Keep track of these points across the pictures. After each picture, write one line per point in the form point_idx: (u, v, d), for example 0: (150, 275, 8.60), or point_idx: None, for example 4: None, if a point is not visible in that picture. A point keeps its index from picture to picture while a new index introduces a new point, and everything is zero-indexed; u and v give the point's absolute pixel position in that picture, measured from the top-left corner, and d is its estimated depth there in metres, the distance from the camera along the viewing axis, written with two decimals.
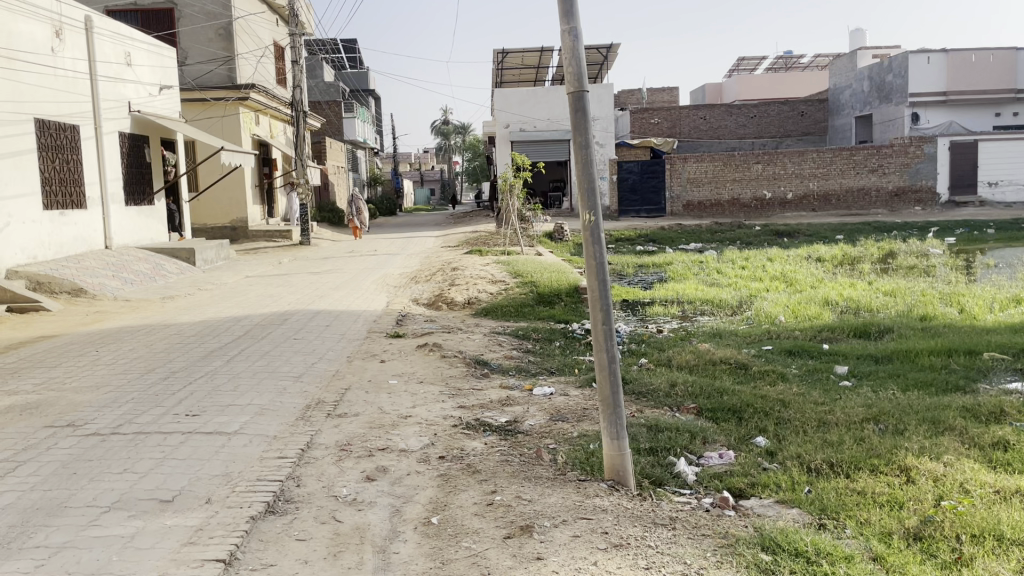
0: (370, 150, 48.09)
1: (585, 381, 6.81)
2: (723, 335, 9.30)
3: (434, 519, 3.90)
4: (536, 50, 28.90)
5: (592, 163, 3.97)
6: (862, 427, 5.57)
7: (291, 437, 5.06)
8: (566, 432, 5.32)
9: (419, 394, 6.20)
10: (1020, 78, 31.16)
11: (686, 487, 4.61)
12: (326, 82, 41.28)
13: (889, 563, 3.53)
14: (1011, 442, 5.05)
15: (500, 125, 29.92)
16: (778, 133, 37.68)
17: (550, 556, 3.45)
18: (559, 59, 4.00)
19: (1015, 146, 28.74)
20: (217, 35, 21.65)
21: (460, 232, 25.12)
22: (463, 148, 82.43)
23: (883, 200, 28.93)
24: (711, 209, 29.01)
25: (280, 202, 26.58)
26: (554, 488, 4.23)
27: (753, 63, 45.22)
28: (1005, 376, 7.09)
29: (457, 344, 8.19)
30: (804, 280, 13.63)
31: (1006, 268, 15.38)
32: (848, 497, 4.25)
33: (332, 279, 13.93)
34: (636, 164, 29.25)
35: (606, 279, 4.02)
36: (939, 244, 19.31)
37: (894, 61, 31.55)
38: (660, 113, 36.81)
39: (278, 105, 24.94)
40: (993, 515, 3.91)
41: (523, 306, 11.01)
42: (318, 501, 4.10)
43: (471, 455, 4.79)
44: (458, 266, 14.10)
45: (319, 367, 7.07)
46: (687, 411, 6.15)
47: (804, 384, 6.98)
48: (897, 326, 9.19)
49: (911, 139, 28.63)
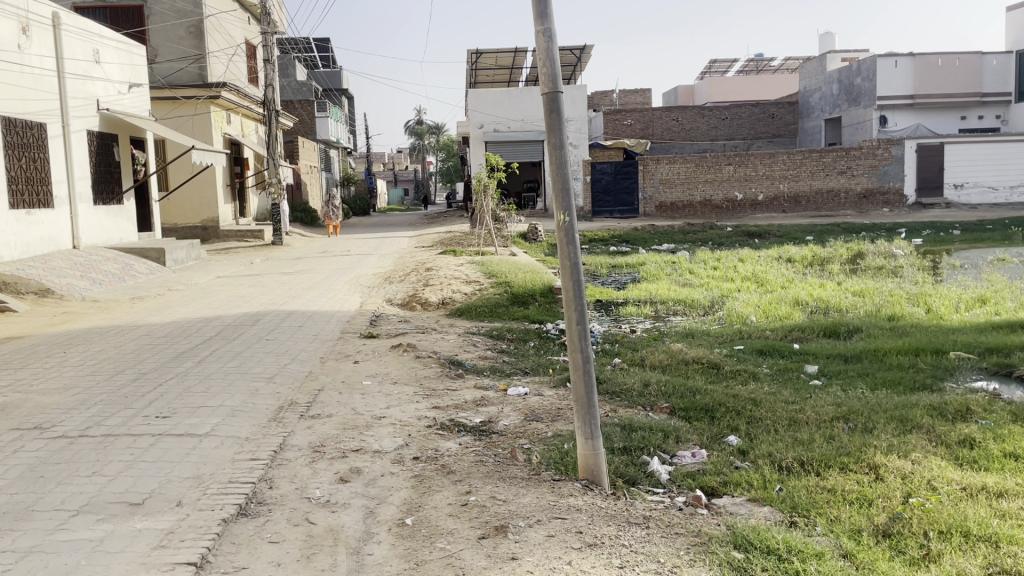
0: (342, 151, 47.69)
1: (559, 381, 6.84)
2: (695, 335, 9.37)
3: (408, 520, 3.89)
4: (510, 51, 28.91)
5: (567, 164, 3.99)
6: (831, 425, 5.65)
7: (264, 438, 5.03)
8: (540, 432, 5.35)
9: (394, 395, 6.19)
10: (985, 82, 31.69)
11: (659, 486, 4.64)
12: (298, 81, 40.86)
13: (858, 559, 3.59)
14: (977, 440, 5.16)
15: (473, 125, 29.84)
16: (749, 135, 38.03)
17: (525, 556, 3.46)
18: (534, 60, 4.02)
19: (982, 150, 29.32)
20: (188, 32, 21.47)
21: (434, 232, 25.07)
22: (438, 148, 82.13)
23: (851, 202, 29.31)
24: (683, 210, 29.22)
25: (252, 203, 26.31)
26: (529, 489, 4.24)
27: (725, 65, 45.56)
28: (969, 375, 7.23)
29: (432, 344, 8.19)
30: (775, 281, 13.78)
31: (971, 269, 15.66)
32: (818, 495, 4.32)
33: (304, 279, 13.83)
34: (609, 165, 29.38)
35: (581, 279, 4.04)
36: (904, 246, 19.51)
37: (862, 64, 32.03)
38: (633, 114, 36.99)
39: (250, 104, 24.71)
40: (960, 511, 3.99)
41: (499, 305, 11.03)
42: (291, 503, 4.08)
43: (446, 455, 4.79)
44: (433, 267, 14.07)
45: (293, 368, 7.03)
46: (661, 410, 6.20)
47: (775, 383, 7.06)
48: (865, 326, 9.31)
49: (879, 141, 29.04)
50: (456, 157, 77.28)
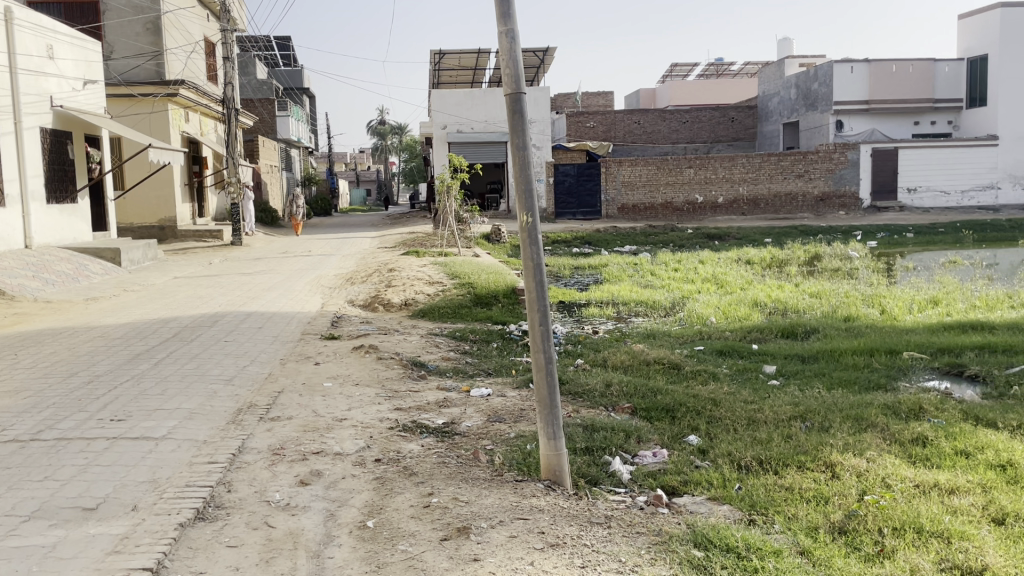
0: (303, 150, 47.22)
1: (521, 382, 6.85)
2: (657, 335, 9.47)
3: (369, 522, 3.87)
4: (473, 52, 28.87)
5: (529, 165, 4.01)
6: (789, 424, 5.75)
7: (222, 442, 4.95)
8: (503, 433, 5.36)
9: (355, 396, 6.15)
10: (938, 88, 32.27)
11: (620, 486, 4.68)
12: (258, 80, 40.34)
13: (815, 556, 3.66)
14: (930, 438, 5.28)
15: (436, 126, 29.77)
16: (710, 138, 38.48)
17: (487, 557, 3.46)
18: (497, 61, 4.03)
19: (932, 154, 30.09)
20: (146, 29, 21.15)
21: (397, 233, 24.96)
22: (401, 149, 81.78)
23: (808, 205, 29.78)
24: (645, 212, 29.47)
25: (211, 202, 25.91)
26: (491, 489, 4.24)
27: (686, 69, 46.05)
28: (923, 375, 7.39)
29: (394, 345, 8.15)
30: (735, 282, 13.95)
31: (924, 271, 16.01)
32: (776, 493, 4.39)
33: (264, 280, 13.67)
34: (572, 167, 29.52)
35: (544, 279, 4.06)
36: (859, 247, 19.93)
37: (819, 70, 32.62)
38: (596, 117, 37.19)
39: (210, 102, 24.35)
40: (914, 508, 4.08)
41: (461, 306, 11.02)
42: (250, 507, 4.03)
43: (408, 457, 4.78)
44: (395, 268, 14.01)
45: (253, 369, 6.94)
46: (622, 410, 6.26)
47: (734, 382, 7.15)
48: (822, 326, 9.49)
49: (836, 145, 29.59)
50: (418, 157, 76.93)
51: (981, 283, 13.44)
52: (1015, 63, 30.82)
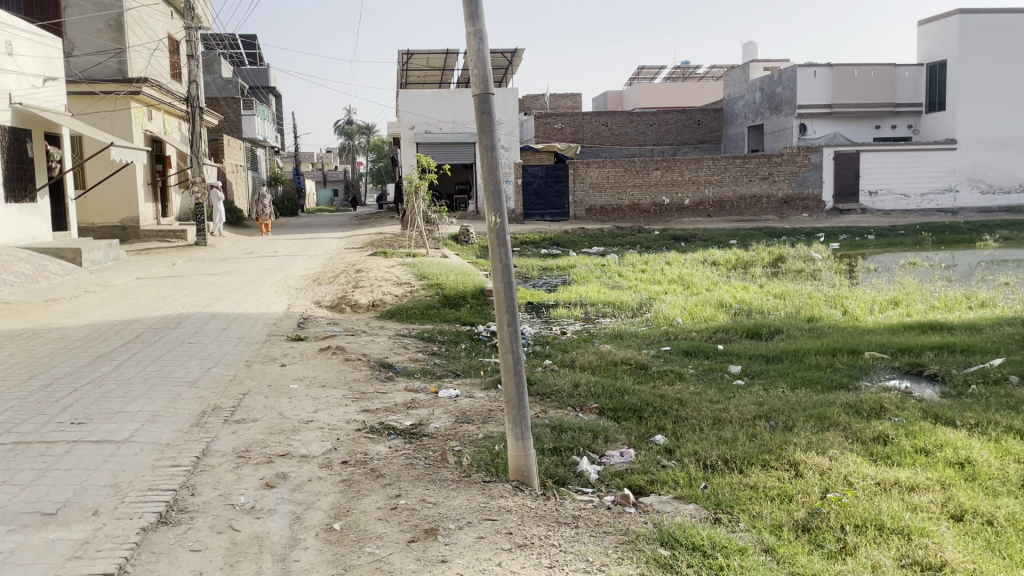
0: (269, 150, 46.74)
1: (490, 382, 6.86)
2: (624, 336, 9.54)
3: (336, 525, 3.84)
4: (441, 52, 28.80)
5: (497, 166, 4.01)
6: (754, 423, 5.83)
7: (185, 444, 4.89)
8: (471, 433, 5.36)
9: (322, 398, 6.10)
10: (898, 93, 32.93)
11: (588, 486, 4.71)
12: (223, 78, 39.86)
13: (779, 553, 3.71)
14: (891, 436, 5.38)
15: (404, 126, 29.65)
16: (676, 140, 38.82)
17: (454, 558, 3.46)
18: (464, 61, 4.04)
19: (893, 158, 30.68)
20: (108, 26, 20.91)
21: (365, 234, 24.83)
22: (368, 149, 81.32)
23: (773, 207, 30.14)
24: (612, 214, 29.62)
25: (174, 202, 25.53)
26: (459, 491, 4.24)
27: (652, 72, 46.41)
28: (883, 374, 7.53)
29: (361, 347, 8.09)
30: (700, 283, 14.10)
31: (885, 272, 16.31)
32: (741, 492, 4.44)
33: (229, 281, 13.51)
34: (541, 168, 29.62)
35: (512, 280, 4.07)
36: (822, 249, 20.21)
37: (783, 74, 33.08)
38: (564, 118, 37.33)
39: (173, 100, 24.00)
40: (874, 506, 4.15)
41: (430, 307, 10.99)
42: (214, 510, 3.98)
43: (376, 459, 4.76)
44: (362, 268, 13.93)
45: (217, 372, 6.86)
46: (590, 411, 6.30)
47: (699, 383, 7.23)
48: (785, 326, 9.64)
49: (800, 148, 30.02)
50: (386, 157, 76.51)
51: (940, 284, 13.72)
52: (975, 68, 31.38)
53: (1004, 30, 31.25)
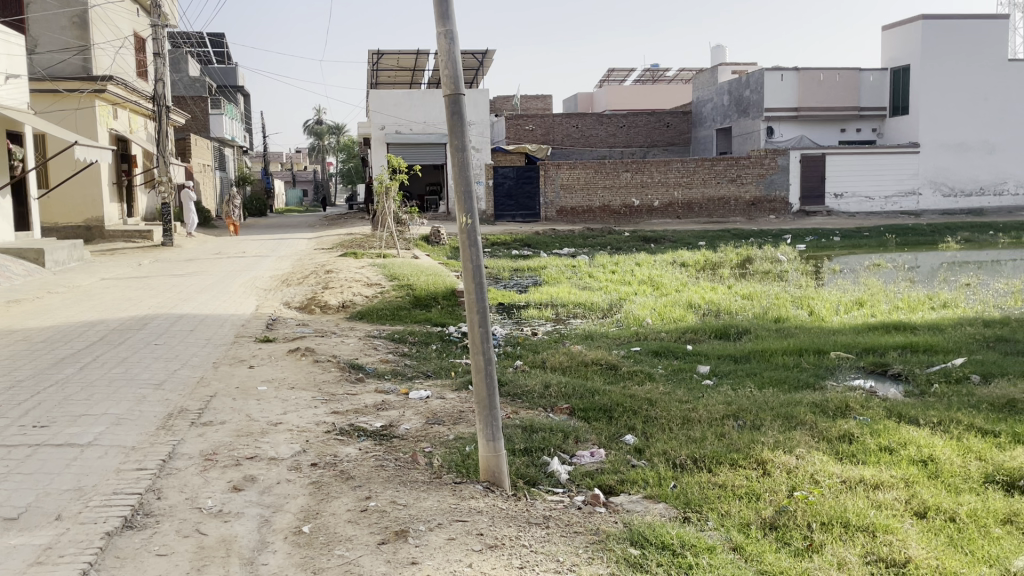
0: (237, 149, 46.26)
1: (461, 384, 6.84)
2: (594, 336, 9.57)
3: (305, 528, 3.82)
4: (412, 52, 28.69)
5: (468, 167, 4.02)
6: (723, 423, 5.89)
7: (151, 448, 4.83)
8: (442, 435, 5.35)
9: (291, 400, 6.05)
10: (863, 97, 33.44)
11: (558, 486, 4.72)
12: (190, 77, 39.38)
13: (747, 551, 3.75)
14: (856, 435, 5.47)
15: (374, 126, 29.49)
16: (646, 142, 39.06)
17: (425, 560, 3.45)
18: (435, 62, 4.03)
19: (858, 161, 31.17)
20: (72, 23, 20.57)
21: (334, 234, 24.68)
22: (338, 149, 80.77)
23: (741, 209, 30.44)
24: (583, 215, 29.74)
25: (140, 202, 25.17)
26: (430, 492, 4.23)
27: (622, 74, 46.64)
28: (848, 373, 7.65)
29: (331, 348, 8.04)
30: (669, 284, 14.21)
31: (850, 273, 16.53)
32: (710, 491, 4.49)
33: (197, 282, 13.35)
34: (511, 169, 29.69)
35: (482, 281, 4.08)
36: (788, 250, 20.45)
37: (751, 77, 33.44)
38: (534, 120, 37.42)
39: (139, 99, 23.64)
40: (840, 503, 4.22)
41: (400, 308, 10.95)
42: (181, 514, 3.94)
43: (346, 461, 4.73)
44: (332, 269, 13.85)
45: (183, 373, 6.77)
46: (561, 411, 6.32)
47: (669, 383, 7.29)
48: (753, 327, 9.75)
49: (767, 151, 30.38)
50: (356, 157, 76.03)
51: (903, 285, 13.96)
52: (937, 73, 31.93)
53: (965, 36, 31.82)
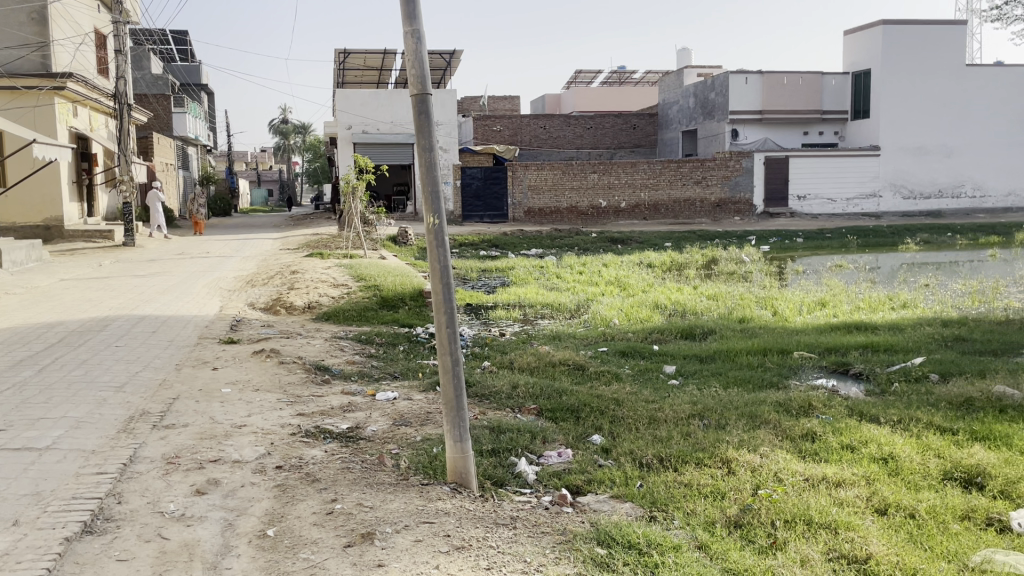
0: (200, 149, 45.60)
1: (428, 385, 6.81)
2: (562, 337, 9.59)
3: (270, 532, 3.77)
4: (379, 52, 28.54)
5: (435, 168, 4.01)
6: (688, 422, 5.94)
7: (112, 451, 4.74)
8: (409, 437, 5.32)
9: (255, 402, 5.99)
10: (826, 100, 33.96)
11: (526, 487, 4.73)
12: (153, 75, 38.80)
13: (712, 550, 3.79)
14: (818, 434, 5.54)
15: (341, 126, 29.28)
16: (613, 144, 39.25)
17: (392, 562, 3.43)
18: (402, 62, 4.02)
19: (821, 163, 31.64)
20: (31, 19, 20.16)
21: (300, 235, 24.47)
22: (304, 149, 80.01)
23: (706, 210, 30.73)
24: (551, 216, 29.83)
25: (101, 201, 24.73)
26: (397, 494, 4.21)
27: (589, 76, 46.81)
28: (811, 373, 7.77)
29: (297, 349, 7.97)
30: (636, 285, 14.30)
31: (813, 274, 16.76)
32: (675, 490, 4.52)
33: (159, 282, 13.14)
34: (479, 170, 29.62)
35: (450, 282, 4.08)
36: (753, 252, 20.69)
37: (716, 80, 33.78)
38: (502, 121, 37.53)
39: (100, 97, 23.21)
40: (804, 501, 4.28)
41: (367, 309, 10.88)
42: (142, 518, 3.87)
43: (311, 464, 4.69)
44: (297, 270, 13.73)
45: (145, 376, 6.67)
46: (528, 411, 6.33)
47: (636, 383, 7.33)
48: (718, 327, 9.86)
49: (732, 153, 30.72)
50: (322, 157, 75.39)
51: (865, 286, 14.19)
52: (898, 78, 32.51)
53: (924, 42, 32.42)
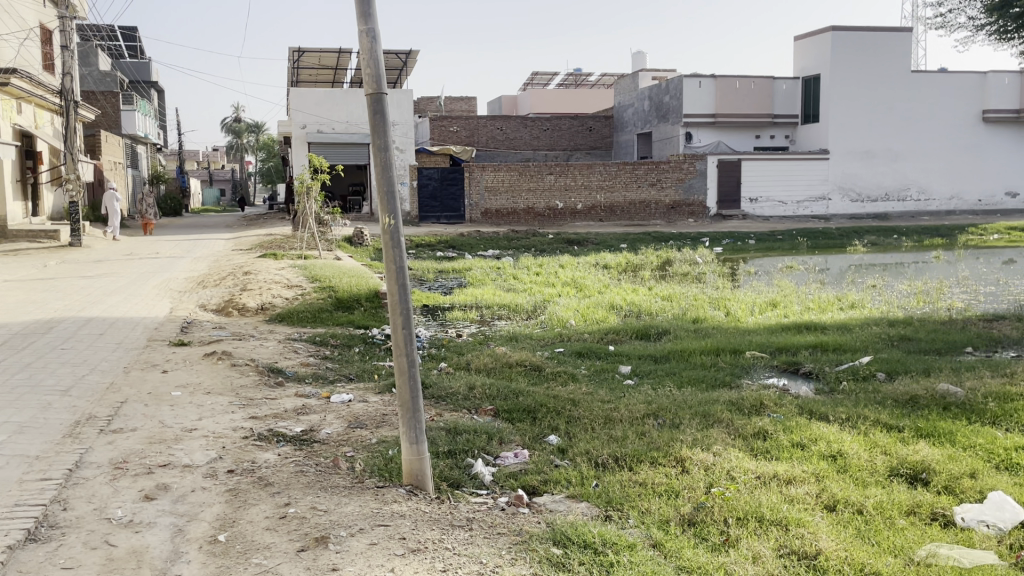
0: (150, 147, 44.66)
1: (384, 387, 6.77)
2: (519, 338, 9.61)
3: (221, 537, 3.71)
4: (334, 51, 28.30)
5: (391, 167, 4.00)
6: (643, 421, 6.00)
7: (57, 457, 4.62)
8: (364, 439, 5.29)
9: (207, 406, 5.88)
10: (777, 105, 34.59)
11: (482, 488, 4.73)
12: (101, 71, 37.94)
13: (666, 548, 3.83)
14: (770, 432, 5.64)
15: (295, 125, 28.95)
16: (569, 146, 39.46)
17: (346, 566, 3.40)
18: (357, 61, 3.98)
19: (772, 167, 32.20)
20: None
21: (253, 235, 24.10)
22: (258, 149, 78.84)
23: (661, 212, 31.06)
24: (507, 217, 29.88)
25: (46, 200, 24.08)
26: (351, 497, 4.18)
27: (545, 78, 46.99)
28: (763, 372, 7.91)
29: (249, 352, 7.86)
30: (592, 286, 14.39)
31: (764, 276, 17.06)
32: (631, 489, 4.56)
33: (107, 284, 12.82)
34: (435, 171, 29.50)
35: (406, 283, 4.06)
36: (707, 253, 20.95)
37: (670, 83, 34.18)
38: (458, 122, 37.61)
39: (45, 93, 22.61)
40: (755, 498, 4.35)
41: (322, 311, 10.77)
42: (89, 525, 3.78)
43: (264, 467, 4.63)
44: (250, 271, 13.52)
45: (92, 379, 6.50)
46: (485, 412, 6.34)
47: (592, 383, 7.38)
48: (672, 327, 9.98)
49: (686, 156, 31.09)
50: (276, 157, 74.36)
51: (815, 287, 14.47)
52: (847, 83, 33.22)
53: (871, 49, 33.20)
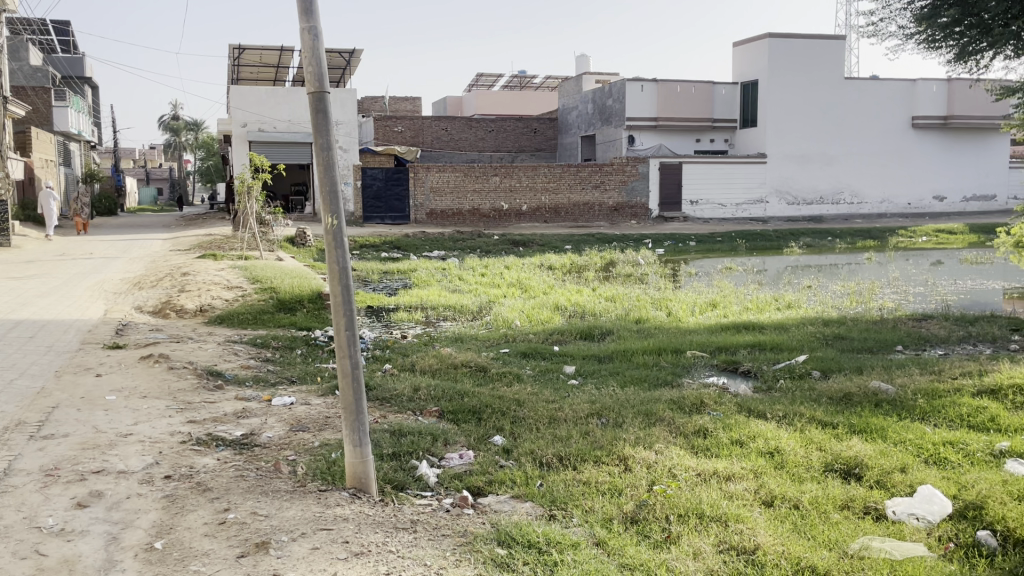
0: (83, 145, 43.30)
1: (327, 389, 6.72)
2: (464, 339, 9.62)
3: (157, 544, 3.63)
4: (275, 49, 27.86)
5: (334, 167, 3.96)
6: (587, 421, 6.06)
7: None
8: (306, 442, 5.22)
9: (143, 410, 5.74)
10: (717, 109, 35.27)
11: (427, 489, 4.72)
12: (31, 66, 36.74)
13: (609, 546, 3.88)
14: (710, 430, 5.75)
15: (235, 124, 28.42)
16: (514, 147, 39.58)
17: (287, 571, 3.37)
18: (298, 58, 3.94)
19: (713, 169, 32.80)
20: None
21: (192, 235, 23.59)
22: (197, 147, 77.09)
23: (605, 214, 31.35)
24: (453, 218, 29.84)
25: None
26: (294, 501, 4.12)
27: (491, 79, 47.04)
28: (703, 371, 8.07)
29: (187, 354, 7.69)
30: (537, 287, 14.47)
31: (704, 276, 17.38)
32: (574, 488, 4.60)
33: (38, 285, 12.41)
34: (380, 171, 29.24)
35: (349, 284, 4.02)
36: (649, 254, 21.22)
37: (614, 86, 34.54)
38: (403, 122, 37.35)
39: None
40: (695, 496, 4.43)
41: (263, 312, 10.62)
42: (17, 534, 3.66)
43: (202, 472, 4.54)
44: (189, 272, 13.24)
45: (21, 384, 6.29)
46: (429, 414, 6.31)
47: (537, 383, 7.42)
48: (616, 328, 10.10)
49: (629, 158, 31.41)
50: (215, 156, 72.75)
51: (755, 288, 14.80)
52: (785, 89, 34.04)
53: (808, 55, 34.07)
